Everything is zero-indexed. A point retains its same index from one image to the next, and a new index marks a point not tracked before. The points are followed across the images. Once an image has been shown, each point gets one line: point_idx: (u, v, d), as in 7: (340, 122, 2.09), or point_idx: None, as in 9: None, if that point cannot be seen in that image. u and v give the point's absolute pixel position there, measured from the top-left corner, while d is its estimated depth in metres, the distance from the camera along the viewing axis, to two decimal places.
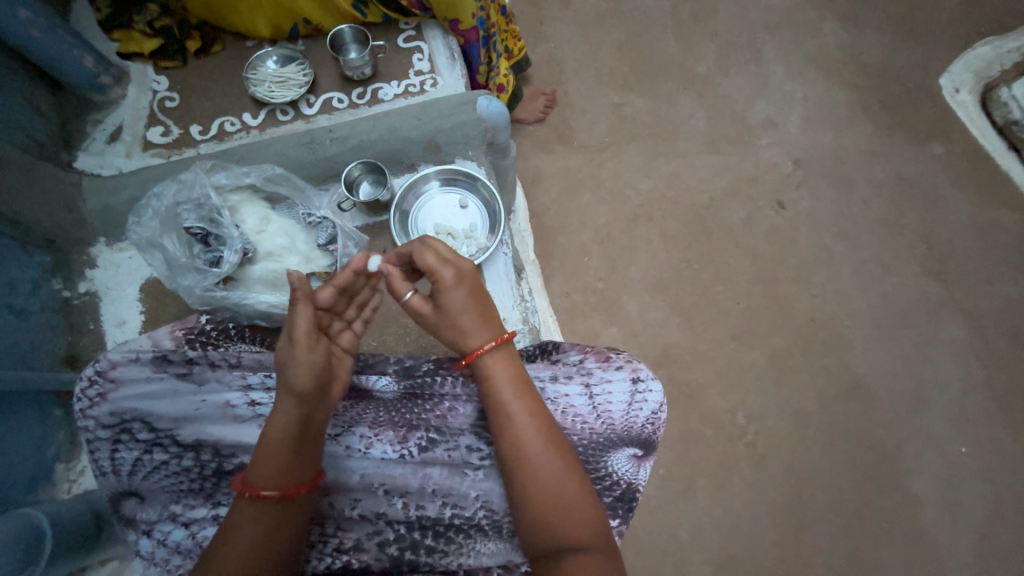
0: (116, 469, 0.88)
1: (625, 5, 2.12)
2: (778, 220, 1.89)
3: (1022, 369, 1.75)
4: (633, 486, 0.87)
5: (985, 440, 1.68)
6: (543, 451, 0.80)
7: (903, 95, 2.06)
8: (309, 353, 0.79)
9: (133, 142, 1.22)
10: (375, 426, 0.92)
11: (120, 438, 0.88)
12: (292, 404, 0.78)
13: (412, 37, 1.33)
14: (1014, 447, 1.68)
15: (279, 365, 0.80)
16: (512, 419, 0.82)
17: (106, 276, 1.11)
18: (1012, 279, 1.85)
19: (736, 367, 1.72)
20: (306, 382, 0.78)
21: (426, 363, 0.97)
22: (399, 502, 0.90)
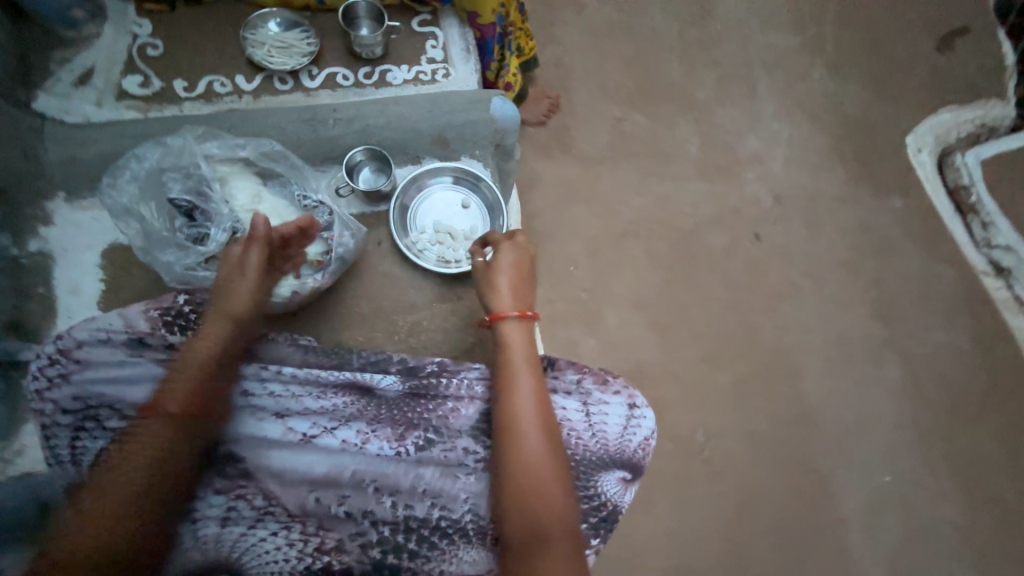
0: (76, 459, 0.81)
1: (635, 21, 2.14)
2: (754, 251, 1.98)
3: (945, 410, 1.93)
4: (618, 509, 0.88)
5: (907, 472, 1.85)
6: (541, 446, 0.82)
7: (876, 147, 2.20)
8: (252, 284, 0.87)
9: (106, 90, 1.10)
10: (374, 421, 0.89)
11: (83, 427, 0.81)
12: (225, 326, 0.85)
13: (428, 22, 1.28)
14: (930, 479, 1.86)
15: (216, 289, 0.87)
16: (517, 412, 0.85)
17: (63, 234, 1.01)
18: (946, 328, 2.03)
19: (701, 387, 1.80)
20: (244, 309, 0.86)
21: (429, 363, 0.94)
22: (388, 501, 0.85)
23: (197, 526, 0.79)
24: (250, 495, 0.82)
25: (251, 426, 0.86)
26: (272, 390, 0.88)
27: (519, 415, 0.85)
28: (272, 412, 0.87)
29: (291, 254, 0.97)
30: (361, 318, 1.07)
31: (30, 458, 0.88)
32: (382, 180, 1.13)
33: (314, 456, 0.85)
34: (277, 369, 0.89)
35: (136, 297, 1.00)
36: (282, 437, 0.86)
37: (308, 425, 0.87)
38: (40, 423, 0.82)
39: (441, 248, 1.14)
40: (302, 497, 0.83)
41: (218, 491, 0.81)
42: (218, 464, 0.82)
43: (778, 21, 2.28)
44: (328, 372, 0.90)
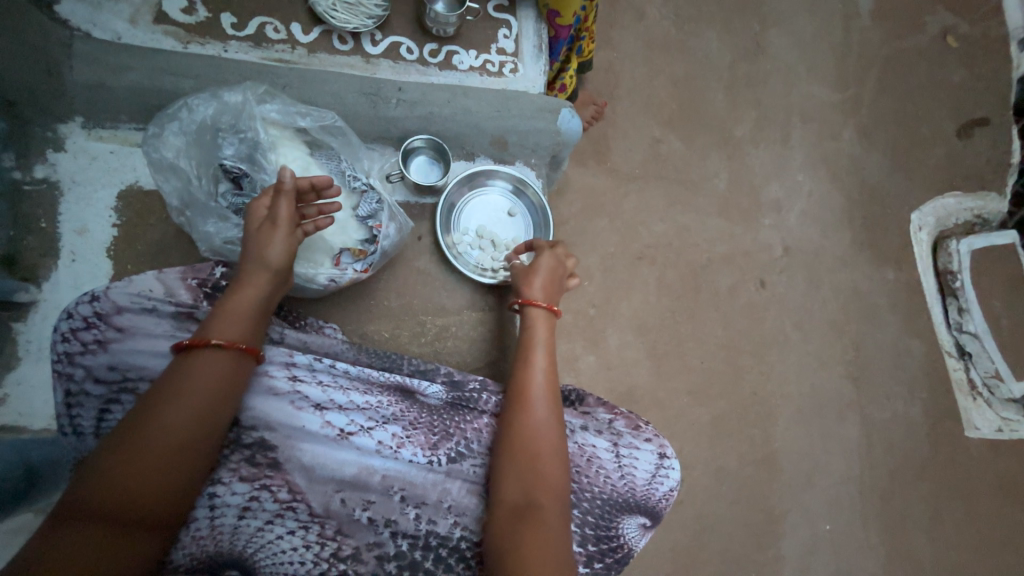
0: (99, 432, 0.74)
1: (693, 41, 2.01)
2: (756, 297, 1.92)
3: (899, 480, 1.96)
4: (632, 552, 0.91)
5: (854, 532, 1.90)
6: (554, 457, 0.83)
7: (882, 217, 2.13)
8: (285, 235, 0.80)
9: (142, 7, 0.97)
10: (411, 427, 0.86)
11: (114, 401, 0.74)
12: (265, 277, 0.79)
13: (503, 9, 1.20)
14: (875, 543, 1.90)
15: (249, 239, 0.80)
16: (534, 420, 0.84)
17: (75, 166, 0.90)
18: (919, 403, 2.04)
19: (682, 420, 1.79)
20: (282, 260, 0.80)
21: (472, 380, 0.95)
22: (412, 512, 0.83)
23: (215, 514, 0.75)
24: (275, 487, 0.79)
25: (287, 413, 0.81)
26: (319, 379, 0.84)
27: (551, 441, 0.84)
28: (312, 403, 0.83)
29: (305, 210, 0.86)
30: (389, 313, 1.03)
31: (12, 408, 0.81)
32: (435, 171, 1.09)
33: (347, 454, 0.82)
34: (329, 362, 0.86)
35: (150, 249, 0.91)
36: (317, 430, 0.81)
37: (345, 420, 0.83)
38: (62, 389, 0.73)
39: (480, 254, 1.11)
40: (326, 497, 0.80)
41: (243, 479, 0.77)
42: (251, 450, 0.79)
43: (824, 72, 2.15)
44: (379, 372, 0.89)
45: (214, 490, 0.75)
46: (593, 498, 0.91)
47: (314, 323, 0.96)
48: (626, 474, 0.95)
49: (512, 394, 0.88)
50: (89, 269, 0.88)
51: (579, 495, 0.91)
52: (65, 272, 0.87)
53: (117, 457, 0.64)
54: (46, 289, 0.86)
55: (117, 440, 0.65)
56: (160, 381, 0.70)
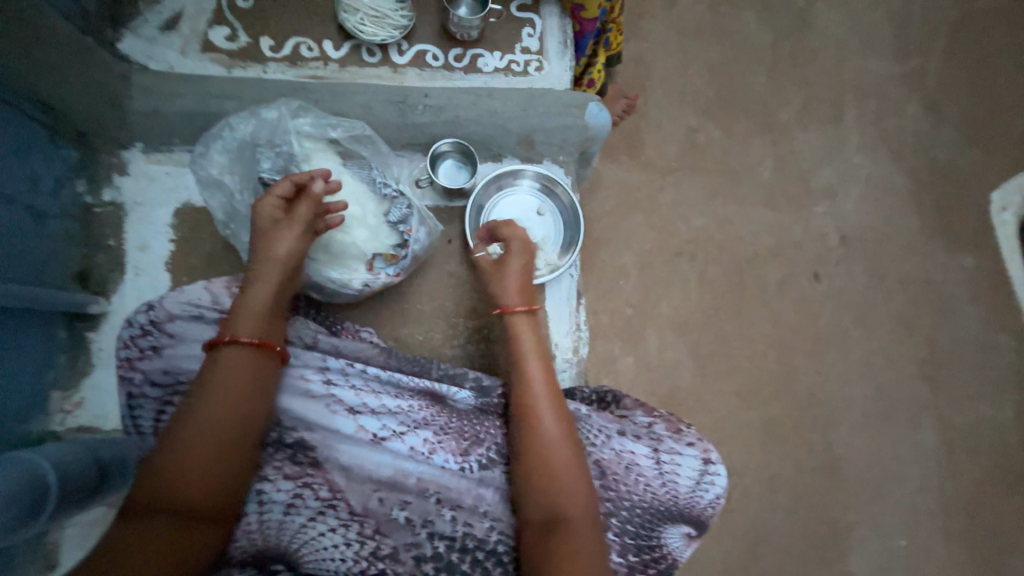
0: (156, 432, 0.79)
1: (728, 24, 1.90)
2: (810, 291, 1.79)
3: (988, 492, 1.75)
4: (677, 563, 0.86)
5: (933, 548, 1.71)
6: (568, 463, 0.80)
7: (956, 198, 1.93)
8: (290, 233, 0.84)
9: (192, 39, 1.05)
10: (441, 433, 0.86)
11: (167, 402, 0.79)
12: (273, 274, 0.82)
13: (527, 8, 1.19)
14: (959, 562, 1.71)
15: (261, 241, 0.84)
16: (541, 427, 0.81)
17: (136, 189, 0.98)
18: (1009, 405, 1.81)
19: (730, 423, 1.68)
20: (287, 254, 0.84)
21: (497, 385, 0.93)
22: (448, 515, 0.83)
23: (263, 509, 0.79)
24: (316, 485, 0.81)
25: (323, 416, 0.84)
26: (352, 384, 0.87)
27: (560, 448, 0.81)
28: (346, 406, 0.85)
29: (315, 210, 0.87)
30: (422, 316, 1.04)
31: (91, 410, 0.90)
32: (463, 175, 1.10)
33: (382, 458, 0.84)
34: (361, 367, 0.88)
35: (201, 262, 0.98)
36: (352, 433, 0.84)
37: (378, 424, 0.85)
38: (124, 392, 0.79)
39: None
40: (364, 497, 0.82)
41: (287, 477, 0.80)
42: (293, 449, 0.82)
43: (880, 45, 1.97)
44: (409, 377, 0.90)
45: (261, 487, 0.79)
46: (633, 507, 0.87)
47: (351, 327, 0.99)
48: (668, 482, 0.90)
49: (513, 404, 0.86)
50: (150, 282, 0.96)
51: (618, 504, 0.87)
52: (130, 284, 0.95)
53: (168, 452, 0.68)
54: (114, 301, 0.94)
55: (172, 439, 0.69)
56: (197, 381, 0.74)
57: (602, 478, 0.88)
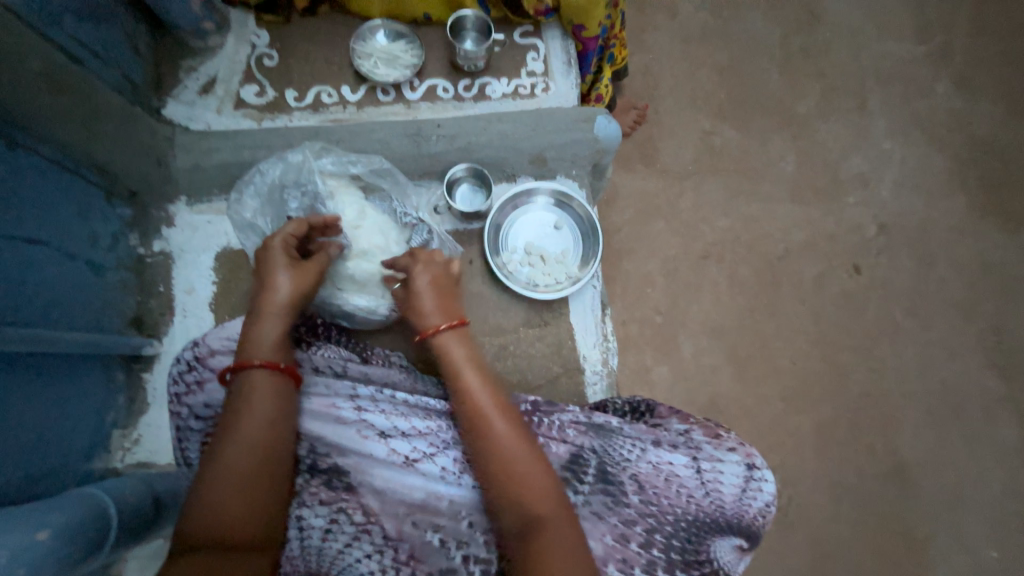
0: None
1: (734, 25, 1.87)
2: (852, 284, 1.70)
3: None
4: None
5: None
6: (528, 463, 0.78)
7: (1004, 174, 1.81)
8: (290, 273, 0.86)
9: (226, 98, 1.15)
10: None
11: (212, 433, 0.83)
12: (275, 311, 0.84)
13: (530, 34, 1.23)
14: None
15: (267, 273, 0.86)
16: (490, 433, 0.79)
17: (182, 237, 1.06)
18: None
19: (780, 430, 1.59)
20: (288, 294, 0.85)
21: (522, 402, 0.90)
22: (482, 536, 0.84)
23: (303, 535, 0.81)
24: (351, 509, 0.83)
25: (354, 441, 0.85)
26: (381, 409, 0.88)
27: (511, 450, 0.78)
28: (377, 431, 0.86)
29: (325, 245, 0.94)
30: None
31: (148, 445, 0.96)
32: (480, 198, 1.13)
33: (414, 480, 0.85)
34: (390, 392, 0.89)
35: (241, 300, 1.04)
36: (384, 457, 0.85)
37: (409, 447, 0.86)
38: (174, 426, 0.85)
39: (531, 270, 1.12)
40: (398, 520, 0.83)
41: (323, 502, 0.82)
42: (328, 474, 0.84)
43: (898, 26, 1.91)
44: (437, 400, 0.90)
45: (300, 513, 0.81)
46: (677, 521, 0.83)
47: (380, 352, 0.97)
48: (712, 492, 0.86)
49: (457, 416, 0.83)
50: (197, 323, 1.03)
51: (660, 518, 0.83)
52: (179, 326, 1.02)
53: (207, 481, 0.72)
54: (165, 342, 1.01)
55: (216, 468, 0.73)
56: (225, 410, 0.78)
57: (641, 492, 0.85)
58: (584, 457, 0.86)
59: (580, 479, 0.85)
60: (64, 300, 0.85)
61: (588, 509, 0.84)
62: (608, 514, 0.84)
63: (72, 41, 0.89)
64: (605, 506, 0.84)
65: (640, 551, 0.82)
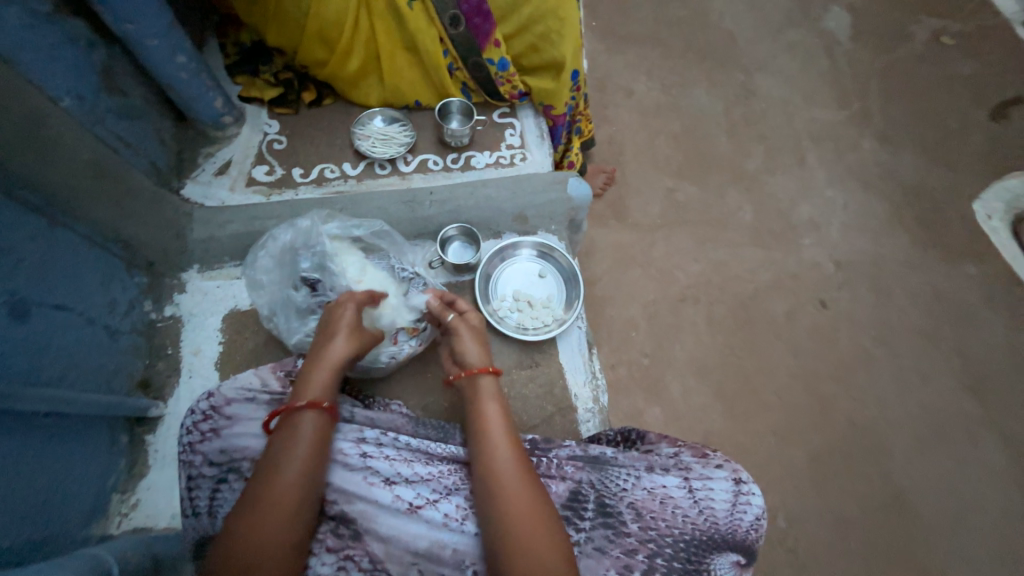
0: (212, 512, 0.83)
1: (683, 101, 2.17)
2: (820, 318, 1.82)
3: None
4: None
5: None
6: (525, 491, 0.79)
7: (937, 213, 2.03)
8: (346, 335, 0.94)
9: (238, 177, 1.29)
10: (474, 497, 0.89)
11: (225, 480, 0.85)
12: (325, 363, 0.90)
13: (507, 114, 1.44)
14: None
15: (330, 331, 0.94)
16: (495, 459, 0.83)
17: (192, 301, 1.13)
18: None
19: (776, 465, 1.60)
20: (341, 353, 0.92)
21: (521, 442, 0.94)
22: None
23: None
24: (358, 557, 0.83)
25: (360, 488, 0.87)
26: (386, 454, 0.91)
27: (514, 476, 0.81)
28: (382, 478, 0.89)
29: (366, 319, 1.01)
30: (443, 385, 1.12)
31: (146, 510, 0.96)
32: (469, 252, 1.24)
33: (418, 528, 0.86)
34: (393, 436, 0.93)
35: (246, 358, 1.10)
36: (389, 504, 0.86)
37: (413, 493, 0.88)
38: (185, 475, 0.85)
39: (520, 315, 1.21)
40: (404, 569, 0.83)
41: (329, 551, 0.82)
42: (335, 521, 0.85)
43: (821, 97, 2.23)
44: (437, 444, 0.94)
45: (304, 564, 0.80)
46: (676, 542, 0.85)
47: (380, 401, 1.05)
48: (705, 510, 0.89)
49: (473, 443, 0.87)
50: (202, 382, 1.07)
51: (661, 542, 0.85)
52: (185, 386, 1.06)
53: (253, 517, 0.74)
54: (170, 403, 1.05)
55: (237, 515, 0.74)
56: (269, 450, 0.82)
57: (640, 519, 0.87)
58: (583, 492, 0.88)
59: (581, 516, 0.86)
60: (78, 361, 0.90)
61: (591, 545, 0.84)
62: (611, 547, 0.84)
63: (110, 134, 1.04)
64: (607, 540, 0.85)
65: None
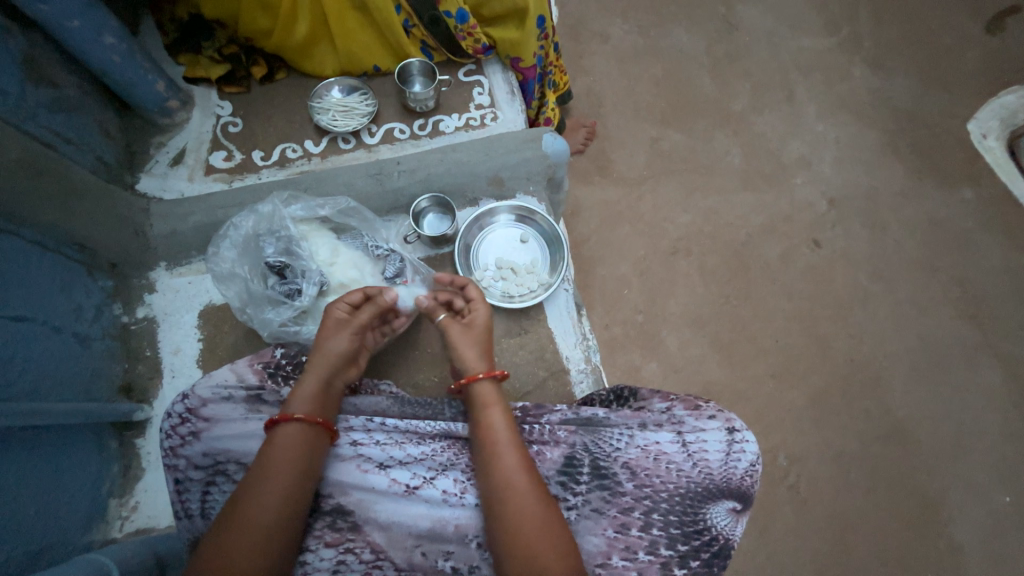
0: (205, 513, 0.84)
1: (662, 42, 2.04)
2: (815, 258, 1.78)
3: None
4: (730, 542, 0.86)
5: None
6: (530, 480, 0.80)
7: (932, 139, 1.95)
8: (348, 331, 0.91)
9: (196, 166, 1.22)
10: (469, 471, 0.89)
11: (214, 481, 0.85)
12: (321, 363, 0.88)
13: (473, 71, 1.35)
14: None
15: (324, 331, 0.91)
16: (503, 448, 0.82)
17: (164, 301, 1.10)
18: None
19: (775, 407, 1.61)
20: (340, 347, 0.90)
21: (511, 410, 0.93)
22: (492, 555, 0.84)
23: None
24: (359, 548, 0.83)
25: (355, 477, 0.86)
26: (377, 440, 0.90)
27: (520, 466, 0.81)
28: (376, 463, 0.88)
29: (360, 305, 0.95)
30: (432, 361, 1.10)
31: (147, 511, 0.97)
32: (446, 223, 1.20)
33: (418, 509, 0.86)
34: (381, 420, 0.91)
35: (227, 352, 1.07)
36: (386, 489, 0.86)
37: (408, 475, 0.88)
38: (172, 479, 0.85)
39: (505, 284, 1.17)
40: (408, 552, 0.84)
41: (328, 544, 0.83)
42: (332, 515, 0.84)
43: (808, 24, 2.10)
44: (426, 422, 0.92)
45: (304, 558, 0.81)
46: (672, 496, 0.86)
47: (370, 383, 1.03)
48: (699, 461, 0.90)
49: (477, 436, 0.86)
50: (186, 380, 1.05)
51: (656, 498, 0.86)
52: (168, 387, 1.04)
53: (236, 529, 0.72)
54: (155, 405, 1.03)
55: (223, 523, 0.73)
56: (255, 459, 0.80)
57: (635, 477, 0.87)
58: (577, 457, 0.88)
59: (576, 480, 0.87)
60: (48, 372, 0.88)
61: (589, 507, 0.86)
62: (607, 507, 0.86)
63: (45, 131, 0.97)
64: (604, 501, 0.86)
65: (642, 535, 0.84)
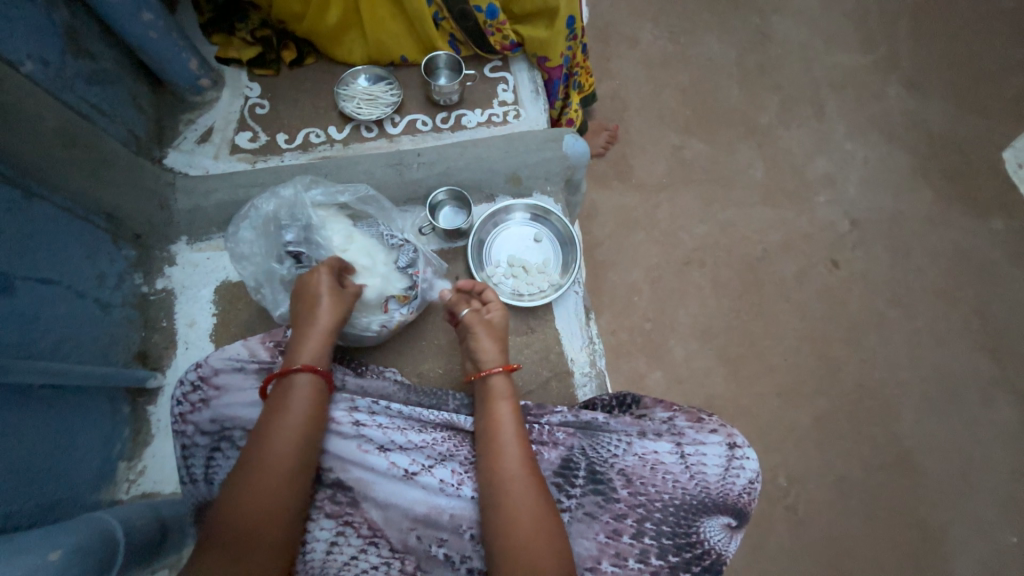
0: (207, 479, 0.87)
1: (692, 50, 2.01)
2: (831, 278, 1.75)
3: None
4: (723, 557, 0.86)
5: None
6: (530, 483, 0.80)
7: (965, 165, 1.90)
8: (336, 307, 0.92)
9: (222, 145, 1.25)
10: (468, 463, 0.90)
11: (218, 448, 0.87)
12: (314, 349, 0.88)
13: (499, 68, 1.35)
14: None
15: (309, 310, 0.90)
16: (506, 451, 0.82)
17: (183, 273, 1.13)
18: None
19: (779, 426, 1.59)
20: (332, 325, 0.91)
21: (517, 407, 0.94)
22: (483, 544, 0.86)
23: (306, 551, 0.83)
24: (357, 523, 0.85)
25: (355, 456, 0.88)
26: (379, 422, 0.91)
27: (521, 470, 0.81)
28: (377, 445, 0.89)
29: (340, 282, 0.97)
30: (440, 351, 1.11)
31: (154, 477, 1.00)
32: (461, 218, 1.21)
33: (416, 493, 0.87)
34: (385, 404, 0.92)
35: (240, 328, 1.10)
36: (385, 471, 0.88)
37: (408, 460, 0.89)
38: (179, 443, 0.88)
39: (515, 282, 1.18)
40: (404, 534, 0.86)
41: (327, 518, 0.85)
42: (331, 491, 0.86)
43: (844, 40, 2.06)
44: (429, 411, 0.93)
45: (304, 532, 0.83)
46: (666, 506, 0.86)
47: (374, 368, 1.05)
48: (697, 474, 0.90)
49: (481, 430, 0.87)
50: (199, 353, 1.08)
51: (650, 506, 0.86)
52: (181, 358, 1.07)
53: (239, 496, 0.74)
54: (168, 375, 1.06)
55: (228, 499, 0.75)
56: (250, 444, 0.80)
57: (630, 485, 0.87)
58: (574, 459, 0.89)
59: (572, 483, 0.87)
60: (69, 335, 0.91)
61: (582, 511, 0.86)
62: (601, 512, 0.86)
63: (83, 102, 1.00)
64: (597, 506, 0.86)
65: (633, 543, 0.84)
